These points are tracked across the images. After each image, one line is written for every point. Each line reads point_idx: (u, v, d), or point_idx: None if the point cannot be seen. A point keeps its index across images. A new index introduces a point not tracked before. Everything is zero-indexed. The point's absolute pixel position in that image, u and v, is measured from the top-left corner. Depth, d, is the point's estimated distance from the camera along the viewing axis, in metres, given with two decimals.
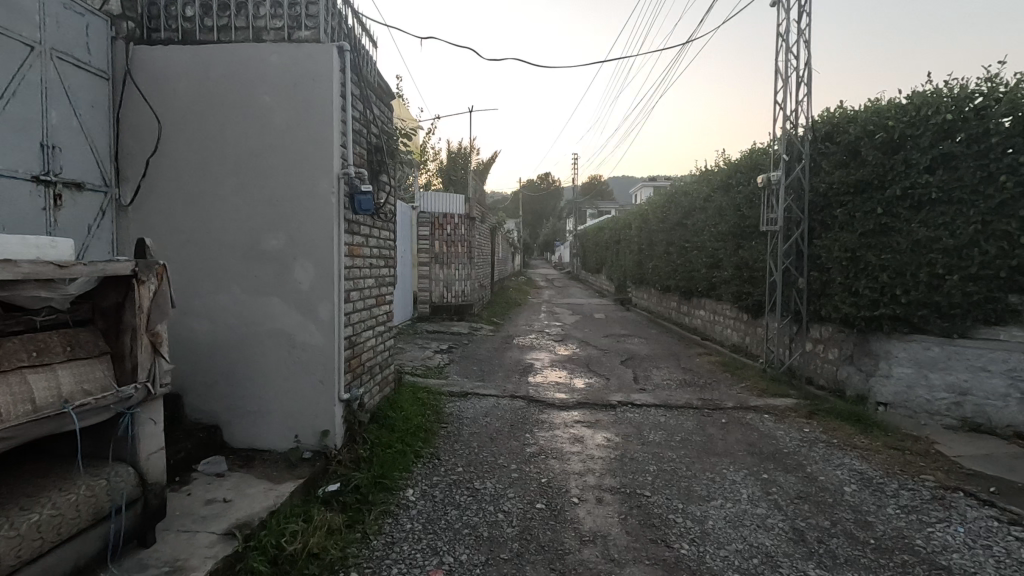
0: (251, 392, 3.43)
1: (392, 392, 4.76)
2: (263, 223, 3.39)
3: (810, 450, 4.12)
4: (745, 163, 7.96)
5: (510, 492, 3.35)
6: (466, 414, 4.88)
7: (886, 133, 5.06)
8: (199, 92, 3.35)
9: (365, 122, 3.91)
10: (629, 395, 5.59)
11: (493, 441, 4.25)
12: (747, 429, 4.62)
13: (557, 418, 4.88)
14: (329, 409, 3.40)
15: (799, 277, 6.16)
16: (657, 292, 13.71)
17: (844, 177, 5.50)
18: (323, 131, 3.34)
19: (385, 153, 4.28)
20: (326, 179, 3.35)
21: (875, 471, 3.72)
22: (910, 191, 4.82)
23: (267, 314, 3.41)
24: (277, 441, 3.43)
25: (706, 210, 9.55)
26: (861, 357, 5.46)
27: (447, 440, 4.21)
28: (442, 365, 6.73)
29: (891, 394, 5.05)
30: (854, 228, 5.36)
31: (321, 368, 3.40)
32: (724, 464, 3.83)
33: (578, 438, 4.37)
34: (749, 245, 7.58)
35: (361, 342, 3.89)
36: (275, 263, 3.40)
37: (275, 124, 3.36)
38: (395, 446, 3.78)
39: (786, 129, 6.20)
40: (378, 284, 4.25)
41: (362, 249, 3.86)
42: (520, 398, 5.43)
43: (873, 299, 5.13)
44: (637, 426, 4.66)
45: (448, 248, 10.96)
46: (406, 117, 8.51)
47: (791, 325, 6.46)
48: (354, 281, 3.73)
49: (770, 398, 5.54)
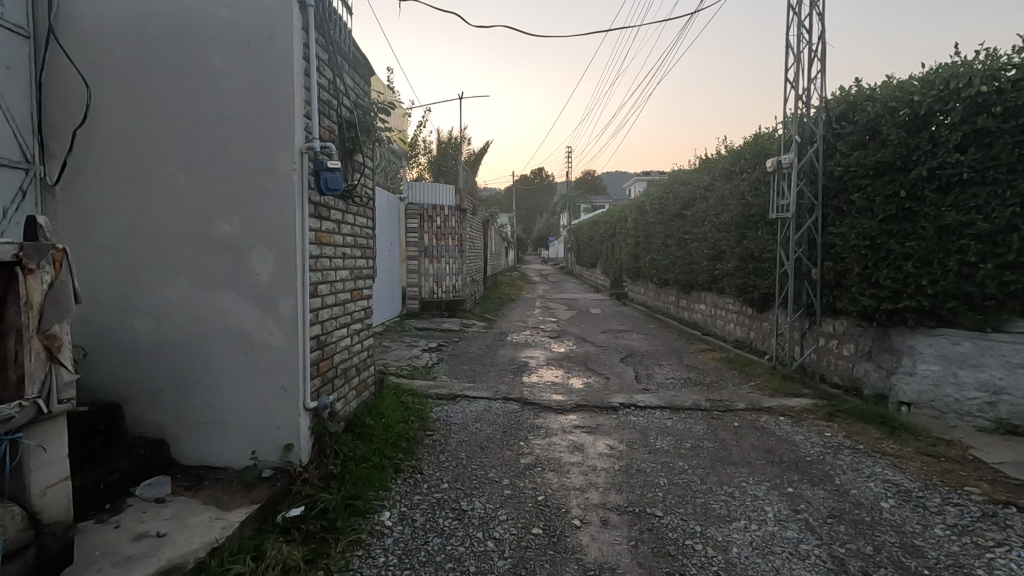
0: (203, 401, 2.98)
1: (372, 396, 4.31)
2: (213, 206, 2.92)
3: (836, 458, 3.71)
4: (750, 148, 7.55)
5: (501, 515, 2.91)
6: (453, 420, 4.45)
7: (909, 110, 4.64)
8: (137, 54, 2.88)
9: (336, 92, 3.44)
10: (631, 396, 5.17)
11: (483, 451, 3.82)
12: (763, 433, 4.21)
13: (554, 423, 4.45)
14: (292, 419, 2.96)
15: (811, 268, 5.74)
16: (654, 286, 13.31)
17: (862, 159, 5.08)
18: (280, 97, 2.87)
19: (360, 129, 3.80)
20: (286, 155, 2.88)
21: (912, 482, 3.32)
22: (938, 172, 4.41)
23: (220, 310, 2.95)
24: (233, 456, 2.98)
25: (707, 199, 9.13)
26: (880, 353, 5.06)
27: (431, 452, 3.76)
28: (430, 366, 6.28)
29: (916, 392, 4.65)
30: (874, 214, 4.95)
31: (283, 371, 2.95)
32: (742, 477, 3.41)
33: (578, 446, 3.93)
34: (755, 235, 7.17)
35: (332, 343, 3.44)
36: (227, 251, 2.93)
37: (226, 90, 2.88)
38: (371, 460, 3.33)
39: (797, 109, 5.79)
40: (352, 277, 3.79)
41: (332, 237, 3.41)
42: (513, 401, 4.99)
43: (896, 290, 4.73)
44: (642, 432, 4.24)
45: (438, 240, 10.53)
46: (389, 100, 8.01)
47: (802, 319, 6.06)
48: (322, 272, 3.28)
49: (784, 398, 5.13)
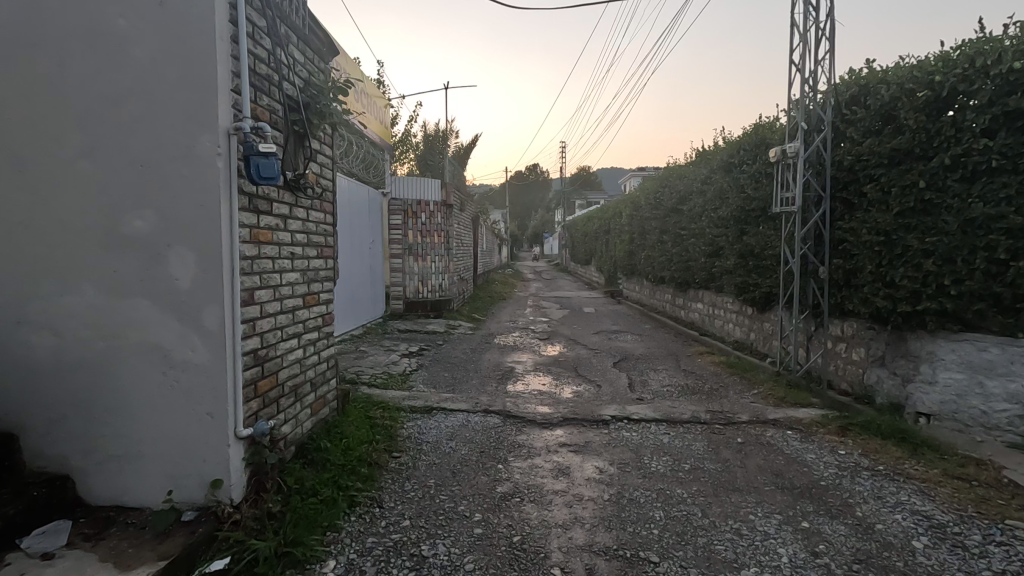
0: (115, 430, 2.51)
1: (332, 413, 3.85)
2: (121, 198, 2.44)
3: (855, 483, 3.28)
4: (751, 138, 7.10)
5: (468, 563, 2.46)
6: (425, 437, 4.00)
7: (930, 91, 4.21)
8: (28, 17, 2.40)
9: (281, 67, 2.97)
10: (624, 407, 4.72)
11: (455, 477, 3.37)
12: (770, 451, 3.78)
13: (538, 441, 3.99)
14: (220, 450, 2.50)
15: (818, 266, 5.31)
16: (650, 284, 12.87)
17: (875, 147, 4.64)
18: (199, 68, 2.40)
19: (313, 111, 3.33)
20: (209, 136, 2.42)
21: (945, 514, 2.89)
22: (963, 159, 3.98)
23: (132, 323, 2.48)
24: (149, 496, 2.52)
25: (704, 193, 8.70)
26: (896, 359, 4.64)
27: (395, 480, 3.30)
28: (408, 373, 5.81)
29: (937, 403, 4.22)
30: (889, 207, 4.52)
31: (209, 394, 2.49)
32: (749, 508, 2.97)
33: (563, 470, 3.48)
34: (756, 231, 6.74)
35: (277, 357, 2.98)
36: (139, 252, 2.45)
37: (135, 58, 2.41)
38: (321, 493, 2.88)
39: (803, 93, 5.35)
40: (303, 280, 3.32)
41: (274, 235, 2.94)
42: (494, 414, 4.53)
43: (914, 290, 4.30)
44: (635, 451, 3.80)
45: (423, 237, 10.05)
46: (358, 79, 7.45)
47: (809, 321, 5.63)
48: (262, 276, 2.81)
49: (791, 409, 4.70)
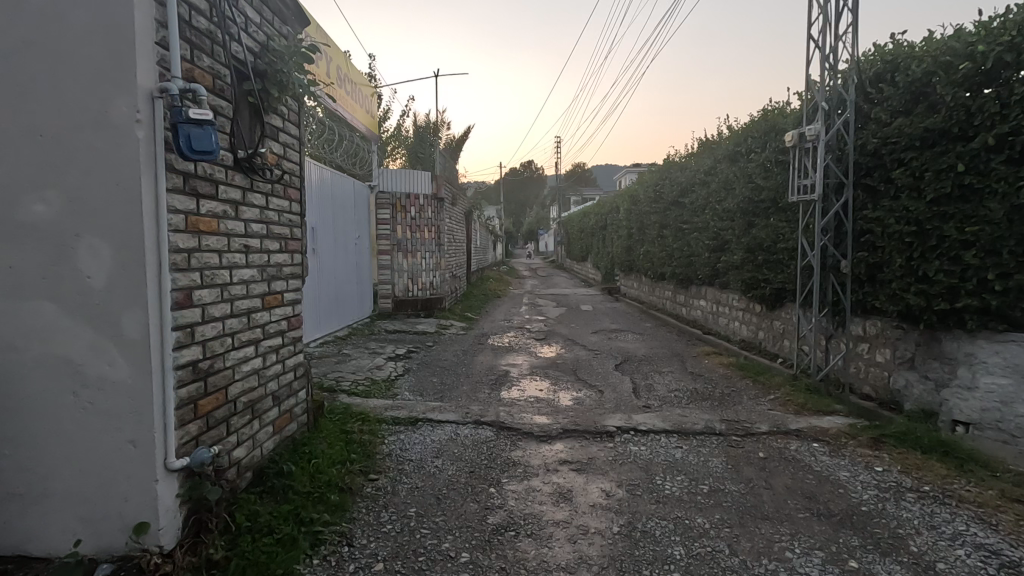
0: (15, 464, 2.03)
1: (301, 429, 3.39)
2: (18, 176, 1.97)
3: (900, 508, 2.84)
4: (761, 124, 6.67)
5: None
6: (407, 455, 3.54)
7: (970, 63, 3.76)
8: None
9: (228, 24, 2.48)
10: (630, 416, 4.27)
11: (440, 505, 2.92)
12: (798, 469, 3.35)
13: (536, 458, 3.54)
14: (146, 487, 2.03)
15: (840, 260, 4.88)
16: (650, 281, 12.43)
17: (905, 128, 4.20)
18: (112, 13, 1.92)
19: (272, 80, 2.85)
20: (126, 99, 1.95)
21: (1016, 550, 2.45)
22: (1010, 138, 3.54)
23: (35, 330, 2.00)
24: (60, 543, 2.05)
25: (709, 184, 8.27)
26: (929, 362, 4.20)
27: (369, 510, 2.84)
28: (393, 379, 5.34)
29: (977, 411, 3.80)
30: (922, 194, 4.08)
31: (132, 418, 2.02)
32: (784, 543, 2.53)
33: (564, 494, 3.03)
34: (766, 223, 6.31)
35: (225, 369, 2.50)
36: (41, 244, 1.98)
37: (31, 2, 1.93)
38: (278, 532, 2.40)
39: (823, 71, 4.91)
40: (261, 278, 2.85)
41: (221, 224, 2.46)
42: (486, 426, 4.08)
43: (952, 286, 3.87)
44: (645, 470, 3.35)
45: (413, 233, 9.56)
46: (327, 62, 6.95)
47: (828, 319, 5.20)
48: (205, 274, 2.34)
49: (813, 417, 4.27)
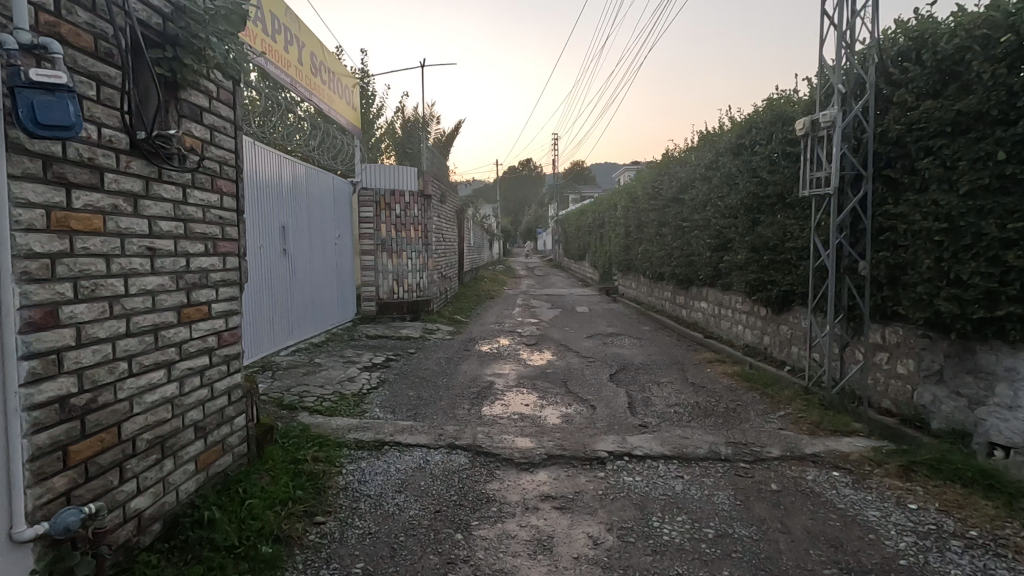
0: None
1: (238, 462, 2.89)
2: None
3: (946, 563, 2.36)
4: (766, 113, 6.18)
5: None
6: (364, 490, 3.04)
7: (1012, 36, 3.27)
8: None
9: None
10: (624, 437, 3.79)
11: (394, 558, 2.43)
12: (819, 505, 2.87)
13: (514, 492, 3.05)
14: None
15: (858, 260, 4.40)
16: (649, 281, 11.95)
17: (934, 111, 3.71)
18: None
19: (189, 48, 2.36)
20: None
21: None
22: None
23: None
24: None
25: (710, 178, 7.77)
26: (961, 375, 3.72)
27: (307, 565, 2.36)
28: (364, 393, 4.84)
29: (1020, 434, 3.32)
30: (954, 186, 3.60)
31: None
32: None
33: (543, 542, 2.55)
34: (773, 219, 5.82)
35: (118, 403, 2.01)
36: None
37: None
38: None
39: (840, 50, 4.42)
40: (177, 287, 2.37)
41: (108, 223, 1.97)
42: (460, 451, 3.59)
43: (991, 290, 3.39)
44: (641, 508, 2.86)
45: (398, 232, 9.06)
46: (299, 48, 6.47)
47: (843, 326, 4.71)
48: (83, 286, 1.86)
49: (830, 438, 3.78)
